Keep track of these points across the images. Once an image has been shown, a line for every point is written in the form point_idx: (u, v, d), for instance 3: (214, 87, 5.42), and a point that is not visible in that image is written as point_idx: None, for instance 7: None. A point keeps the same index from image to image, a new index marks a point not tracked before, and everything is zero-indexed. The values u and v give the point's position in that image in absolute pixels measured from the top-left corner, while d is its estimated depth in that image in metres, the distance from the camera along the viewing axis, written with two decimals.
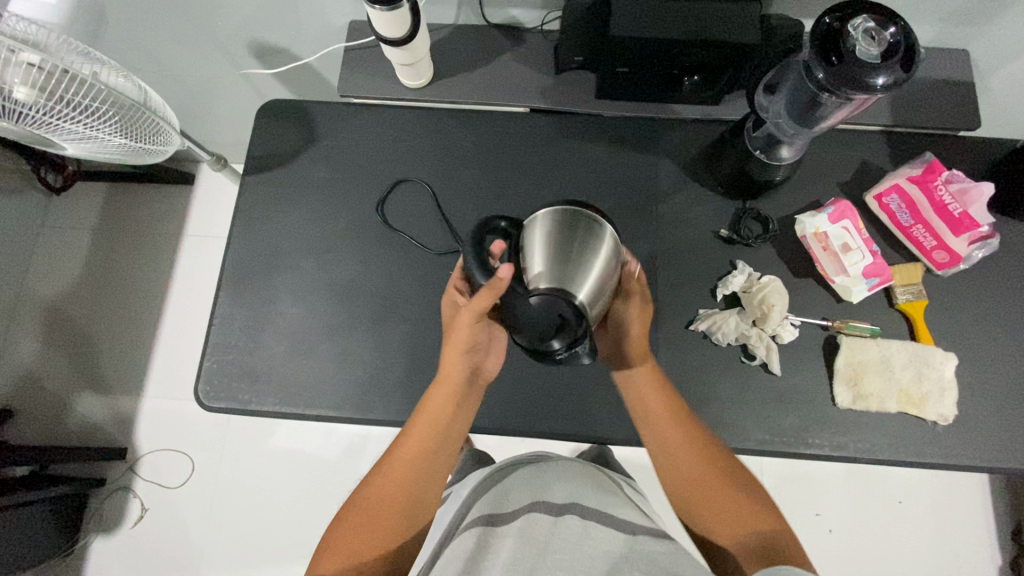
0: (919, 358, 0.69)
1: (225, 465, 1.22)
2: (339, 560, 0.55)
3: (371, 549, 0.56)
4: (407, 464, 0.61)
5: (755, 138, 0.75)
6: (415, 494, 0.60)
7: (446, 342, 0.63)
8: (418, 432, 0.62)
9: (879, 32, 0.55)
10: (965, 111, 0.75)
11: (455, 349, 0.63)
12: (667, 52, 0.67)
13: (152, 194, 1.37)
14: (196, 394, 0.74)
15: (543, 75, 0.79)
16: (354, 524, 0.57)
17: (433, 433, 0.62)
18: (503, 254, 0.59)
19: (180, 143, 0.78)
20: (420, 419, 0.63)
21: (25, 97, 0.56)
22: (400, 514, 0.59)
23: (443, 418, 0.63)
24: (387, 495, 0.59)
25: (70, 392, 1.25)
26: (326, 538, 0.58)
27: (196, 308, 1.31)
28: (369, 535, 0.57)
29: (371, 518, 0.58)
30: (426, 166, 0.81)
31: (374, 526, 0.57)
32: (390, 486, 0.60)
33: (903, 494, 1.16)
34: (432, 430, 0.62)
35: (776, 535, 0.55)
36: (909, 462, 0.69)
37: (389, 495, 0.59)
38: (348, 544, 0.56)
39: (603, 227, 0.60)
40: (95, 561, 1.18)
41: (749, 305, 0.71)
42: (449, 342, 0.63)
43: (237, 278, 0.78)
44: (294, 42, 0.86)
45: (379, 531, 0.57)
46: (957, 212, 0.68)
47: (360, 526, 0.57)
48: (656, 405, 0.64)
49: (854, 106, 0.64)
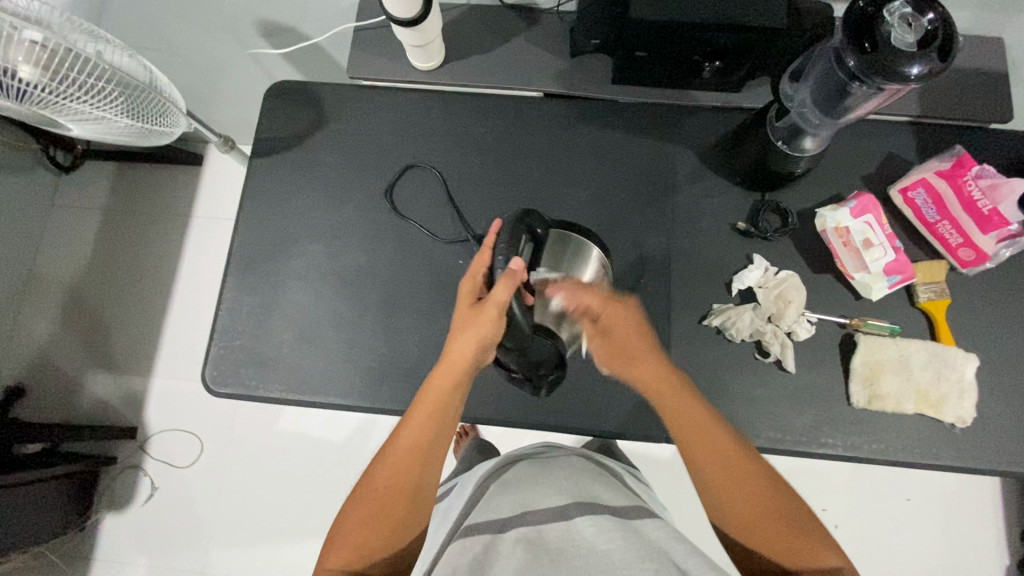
0: (939, 359, 0.67)
1: (233, 445, 1.23)
2: (345, 554, 0.56)
3: (375, 544, 0.56)
4: (408, 454, 0.59)
5: (778, 128, 0.71)
6: (419, 483, 0.59)
7: (458, 337, 0.61)
8: (420, 420, 0.60)
9: (916, 18, 0.52)
10: (997, 104, 0.72)
11: (470, 344, 0.61)
12: (690, 36, 0.64)
13: (161, 174, 1.36)
14: (203, 379, 0.74)
15: (558, 59, 0.76)
16: (360, 516, 0.57)
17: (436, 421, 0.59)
18: (519, 258, 0.61)
19: (186, 125, 0.76)
20: (421, 407, 0.60)
21: (29, 75, 0.55)
22: (404, 504, 0.58)
23: (446, 405, 0.60)
24: (391, 486, 0.58)
25: (81, 370, 1.26)
26: (334, 529, 0.58)
27: (204, 290, 1.31)
28: (375, 531, 0.56)
29: (375, 512, 0.57)
30: (437, 151, 0.79)
31: (380, 517, 0.57)
32: (393, 476, 0.58)
33: (911, 492, 1.15)
34: (433, 420, 0.60)
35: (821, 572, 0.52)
36: (924, 464, 0.68)
37: (394, 486, 0.58)
38: (355, 538, 0.56)
39: (592, 250, 0.69)
40: (107, 537, 1.20)
41: (765, 300, 0.69)
42: (463, 336, 0.61)
43: (244, 263, 0.77)
44: (302, 21, 0.84)
45: (383, 526, 0.57)
46: (986, 210, 0.65)
47: (365, 520, 0.57)
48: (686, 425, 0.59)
49: (886, 97, 0.61)
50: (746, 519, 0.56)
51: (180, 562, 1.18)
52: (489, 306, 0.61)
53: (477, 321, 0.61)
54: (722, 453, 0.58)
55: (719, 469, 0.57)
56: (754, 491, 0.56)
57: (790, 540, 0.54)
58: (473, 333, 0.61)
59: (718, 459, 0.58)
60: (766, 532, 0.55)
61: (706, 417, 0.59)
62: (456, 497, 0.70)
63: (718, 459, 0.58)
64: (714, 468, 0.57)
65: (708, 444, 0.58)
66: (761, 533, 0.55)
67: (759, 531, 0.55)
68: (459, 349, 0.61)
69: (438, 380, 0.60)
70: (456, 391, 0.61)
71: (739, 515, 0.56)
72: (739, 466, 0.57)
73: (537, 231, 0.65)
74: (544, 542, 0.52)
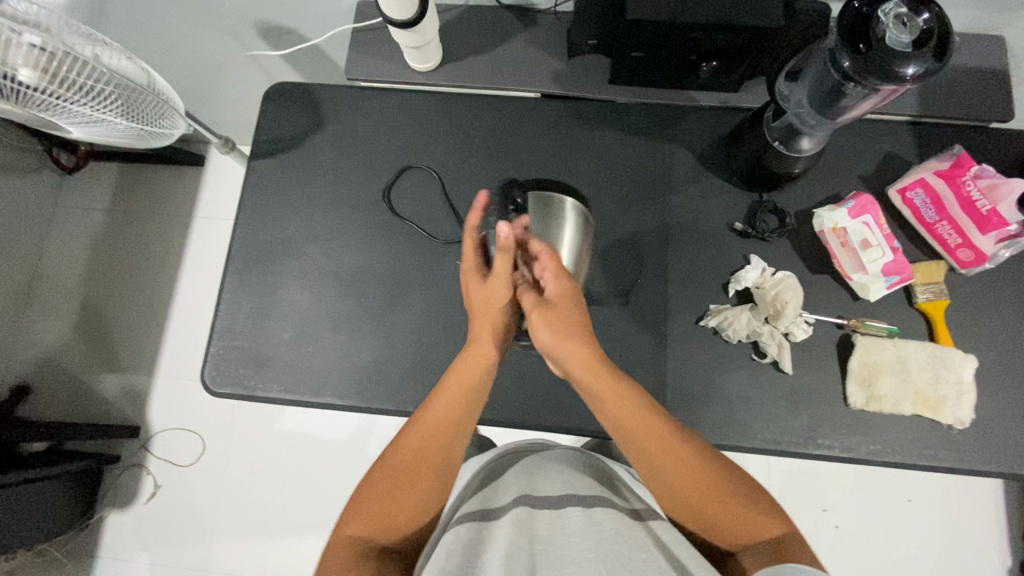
0: (937, 360, 0.67)
1: (236, 443, 1.24)
2: (366, 523, 0.56)
3: (394, 516, 0.56)
4: (439, 427, 0.60)
5: (775, 128, 0.69)
6: (447, 454, 0.60)
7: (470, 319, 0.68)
8: (452, 394, 0.61)
9: (910, 18, 0.52)
10: (997, 102, 0.72)
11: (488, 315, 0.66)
12: (685, 36, 0.64)
13: (164, 175, 1.37)
14: (202, 378, 0.74)
15: (555, 59, 0.76)
16: (381, 488, 0.57)
17: (469, 392, 0.61)
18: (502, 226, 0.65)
19: (186, 127, 0.77)
20: (454, 376, 0.62)
21: (28, 78, 0.56)
22: (429, 476, 0.58)
23: (481, 379, 0.63)
24: (418, 458, 0.59)
25: (86, 369, 1.28)
26: (353, 499, 0.58)
27: (206, 289, 1.32)
28: (393, 506, 0.57)
29: (398, 483, 0.57)
30: (435, 152, 0.79)
31: (401, 490, 0.57)
32: (422, 447, 0.59)
33: (913, 492, 1.14)
34: (464, 393, 0.61)
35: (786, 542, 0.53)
36: (921, 465, 0.67)
37: (417, 458, 0.59)
38: (373, 510, 0.56)
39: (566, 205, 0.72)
40: (111, 535, 1.21)
41: (762, 301, 0.69)
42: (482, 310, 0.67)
43: (243, 264, 0.78)
44: (301, 23, 0.84)
45: (405, 499, 0.57)
46: (985, 209, 0.65)
47: (387, 492, 0.57)
48: (627, 416, 0.59)
49: (883, 96, 0.60)
50: (700, 500, 0.56)
51: (183, 559, 1.19)
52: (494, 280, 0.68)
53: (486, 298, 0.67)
54: (663, 444, 0.57)
55: (662, 460, 0.57)
56: (698, 476, 0.56)
57: (740, 515, 0.55)
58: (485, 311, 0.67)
59: (664, 445, 0.57)
60: (713, 505, 0.56)
61: (643, 411, 0.59)
62: (453, 490, 0.70)
63: (659, 450, 0.57)
64: (659, 456, 0.57)
65: (653, 434, 0.58)
66: (715, 512, 0.56)
67: (717, 512, 0.56)
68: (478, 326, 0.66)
69: (471, 353, 0.63)
70: (489, 369, 0.63)
71: (692, 497, 0.57)
72: (683, 455, 0.57)
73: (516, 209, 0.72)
74: (536, 531, 0.53)
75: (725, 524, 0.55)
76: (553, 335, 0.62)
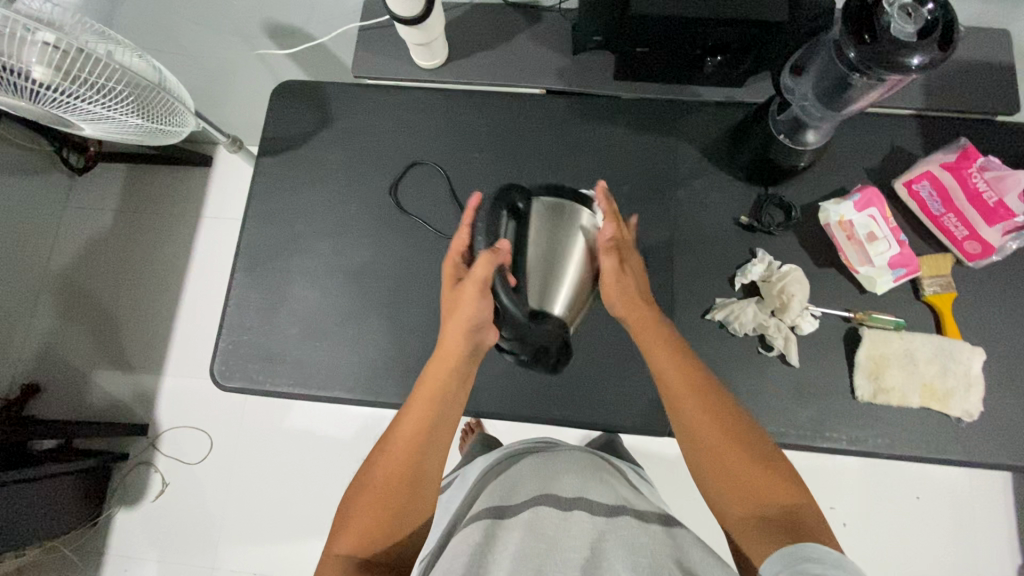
0: (944, 353, 0.66)
1: (243, 441, 1.24)
2: (353, 539, 0.55)
3: (378, 532, 0.55)
4: (409, 438, 0.59)
5: (780, 121, 0.70)
6: (420, 468, 0.59)
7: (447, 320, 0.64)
8: (418, 404, 0.61)
9: (916, 8, 0.52)
10: (1004, 95, 0.72)
11: (460, 326, 0.62)
12: (691, 30, 0.64)
13: (171, 176, 1.38)
14: (212, 373, 0.75)
15: (561, 55, 0.77)
16: (364, 502, 0.57)
17: (434, 406, 0.61)
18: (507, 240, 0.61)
19: (195, 125, 0.78)
20: (421, 391, 0.62)
21: (42, 76, 0.57)
22: (405, 489, 0.57)
23: (445, 389, 0.62)
24: (393, 471, 0.58)
25: (94, 368, 1.29)
26: (339, 517, 0.58)
27: (214, 287, 1.32)
28: (379, 520, 0.56)
29: (379, 496, 0.57)
30: (441, 149, 0.80)
31: (381, 502, 0.57)
32: (393, 461, 0.59)
33: (921, 490, 1.13)
34: (433, 402, 0.61)
35: (800, 516, 0.52)
36: (930, 458, 0.67)
37: (397, 468, 0.58)
38: (357, 525, 0.56)
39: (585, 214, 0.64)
40: (120, 533, 1.22)
41: (768, 295, 0.69)
42: (454, 317, 0.63)
43: (251, 260, 0.79)
44: (309, 23, 0.85)
45: (388, 512, 0.56)
46: (992, 202, 0.65)
47: (367, 505, 0.56)
48: (675, 364, 0.61)
49: (889, 87, 0.59)
50: (720, 459, 0.56)
51: (191, 557, 1.19)
52: (470, 286, 0.61)
53: (463, 303, 0.62)
54: (698, 390, 0.59)
55: (695, 409, 0.58)
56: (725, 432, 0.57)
57: (761, 482, 0.54)
58: (459, 317, 0.63)
59: (703, 406, 0.58)
60: (734, 469, 0.55)
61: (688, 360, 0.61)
62: (461, 490, 0.72)
63: (693, 394, 0.59)
64: (693, 416, 0.58)
65: (689, 382, 0.60)
66: (734, 476, 0.55)
67: (735, 476, 0.55)
68: (449, 332, 0.63)
69: (436, 365, 0.63)
70: (456, 375, 0.63)
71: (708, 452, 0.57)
72: (714, 414, 0.58)
73: (518, 206, 0.63)
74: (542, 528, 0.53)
75: (733, 488, 0.55)
76: (615, 286, 0.65)
